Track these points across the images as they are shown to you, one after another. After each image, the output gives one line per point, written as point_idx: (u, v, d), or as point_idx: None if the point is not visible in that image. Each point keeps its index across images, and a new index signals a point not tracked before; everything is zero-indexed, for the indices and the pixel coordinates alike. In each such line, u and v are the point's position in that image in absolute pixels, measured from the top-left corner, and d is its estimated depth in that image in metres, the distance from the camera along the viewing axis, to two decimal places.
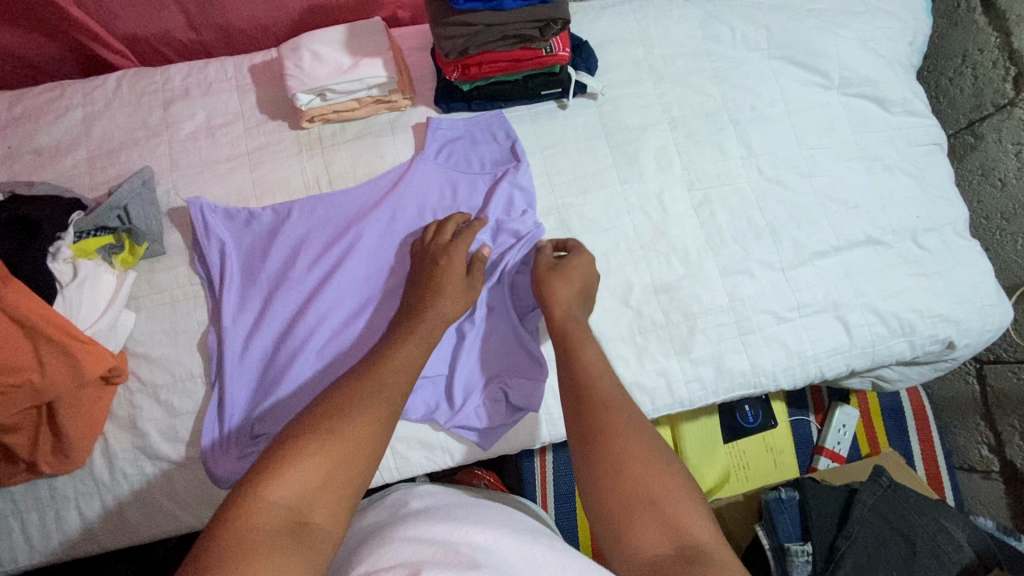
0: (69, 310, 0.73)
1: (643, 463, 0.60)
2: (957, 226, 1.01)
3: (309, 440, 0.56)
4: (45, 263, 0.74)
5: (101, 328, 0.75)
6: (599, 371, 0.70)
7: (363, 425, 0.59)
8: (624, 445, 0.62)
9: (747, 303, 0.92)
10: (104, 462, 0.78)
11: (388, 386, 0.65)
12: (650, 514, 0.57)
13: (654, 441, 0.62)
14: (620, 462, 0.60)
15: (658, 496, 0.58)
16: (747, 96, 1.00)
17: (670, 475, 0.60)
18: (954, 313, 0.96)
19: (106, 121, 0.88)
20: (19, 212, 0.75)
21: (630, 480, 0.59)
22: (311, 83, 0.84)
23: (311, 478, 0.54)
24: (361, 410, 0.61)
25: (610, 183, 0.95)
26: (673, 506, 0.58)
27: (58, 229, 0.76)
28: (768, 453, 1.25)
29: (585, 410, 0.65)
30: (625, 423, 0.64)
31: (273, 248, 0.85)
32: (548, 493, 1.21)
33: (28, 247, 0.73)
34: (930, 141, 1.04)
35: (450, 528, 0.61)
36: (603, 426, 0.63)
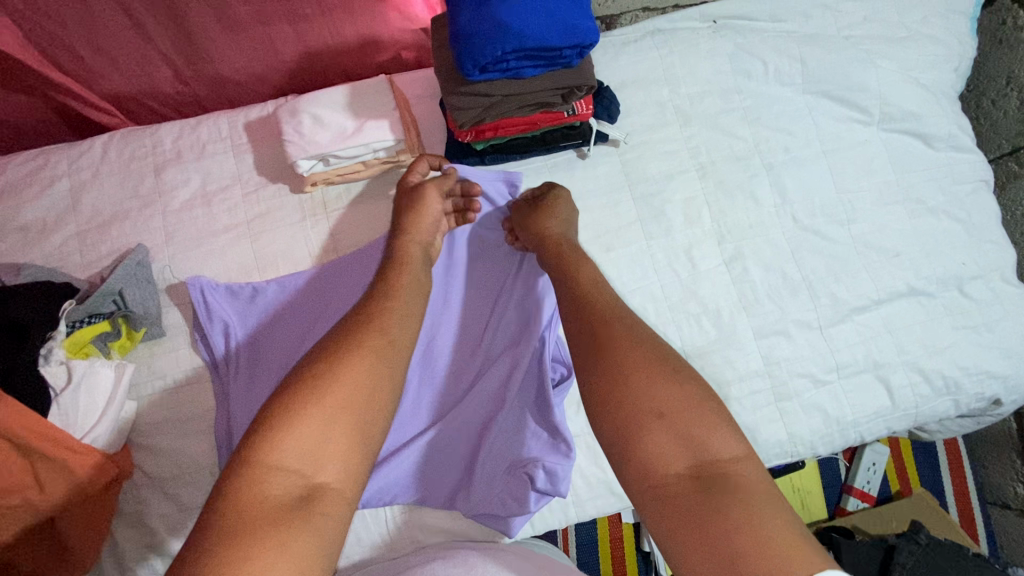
0: (67, 418, 0.68)
1: (655, 376, 0.55)
2: (1005, 272, 0.95)
3: (308, 391, 0.52)
4: (38, 369, 0.67)
5: (100, 433, 0.70)
6: (603, 296, 0.65)
7: (364, 372, 0.55)
8: (630, 359, 0.57)
9: (783, 366, 0.86)
10: (114, 562, 0.74)
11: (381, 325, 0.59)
12: (663, 428, 0.52)
13: (667, 353, 0.57)
14: (628, 375, 0.56)
15: (665, 408, 0.53)
16: (781, 136, 0.93)
17: (676, 386, 0.55)
18: (1002, 368, 0.90)
19: (94, 191, 0.82)
20: (6, 317, 0.67)
21: (638, 393, 0.54)
22: (313, 149, 0.77)
23: (313, 438, 0.50)
24: (358, 353, 0.56)
25: (635, 239, 0.89)
26: (688, 421, 0.52)
27: (48, 328, 0.69)
28: (796, 493, 1.21)
29: (593, 332, 0.60)
30: (634, 339, 0.59)
31: (280, 327, 0.80)
32: (570, 541, 1.18)
33: (15, 361, 0.65)
34: (976, 179, 0.97)
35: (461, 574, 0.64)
36: (604, 341, 0.59)
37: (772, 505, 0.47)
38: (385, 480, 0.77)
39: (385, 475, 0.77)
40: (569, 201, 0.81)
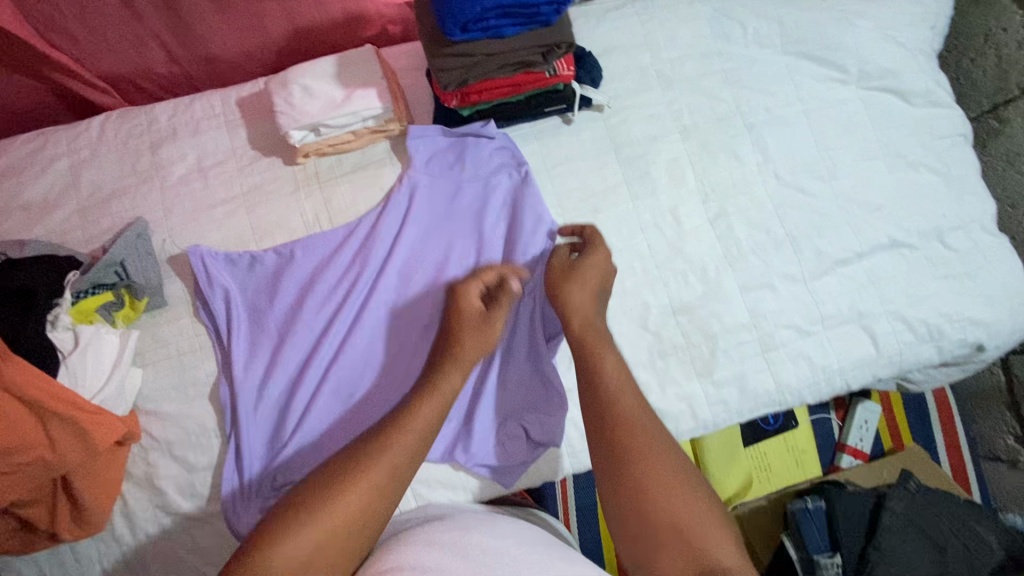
0: (75, 378, 0.71)
1: (668, 488, 0.58)
2: (984, 222, 0.97)
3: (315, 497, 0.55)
4: (45, 333, 0.71)
5: (108, 393, 0.73)
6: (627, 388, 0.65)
7: (358, 503, 0.56)
8: (647, 464, 0.59)
9: (769, 318, 0.89)
10: (125, 523, 0.77)
11: (391, 447, 0.59)
12: (678, 544, 0.56)
13: (681, 465, 0.60)
14: (645, 487, 0.58)
15: (683, 524, 0.56)
16: (762, 97, 0.95)
17: (687, 498, 0.58)
18: (983, 315, 0.93)
19: (93, 169, 0.85)
20: (12, 284, 0.71)
21: (654, 507, 0.57)
22: (304, 119, 0.80)
23: (310, 545, 0.53)
24: (357, 482, 0.57)
25: (621, 201, 0.91)
26: (699, 534, 0.56)
27: (54, 294, 0.73)
28: (790, 453, 1.24)
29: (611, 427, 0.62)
30: (653, 442, 0.61)
31: (278, 292, 0.82)
32: (570, 508, 1.19)
33: (25, 319, 0.70)
34: (955, 133, 0.99)
35: (461, 534, 0.64)
36: (626, 445, 0.61)
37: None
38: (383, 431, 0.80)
39: None
40: (605, 264, 0.78)
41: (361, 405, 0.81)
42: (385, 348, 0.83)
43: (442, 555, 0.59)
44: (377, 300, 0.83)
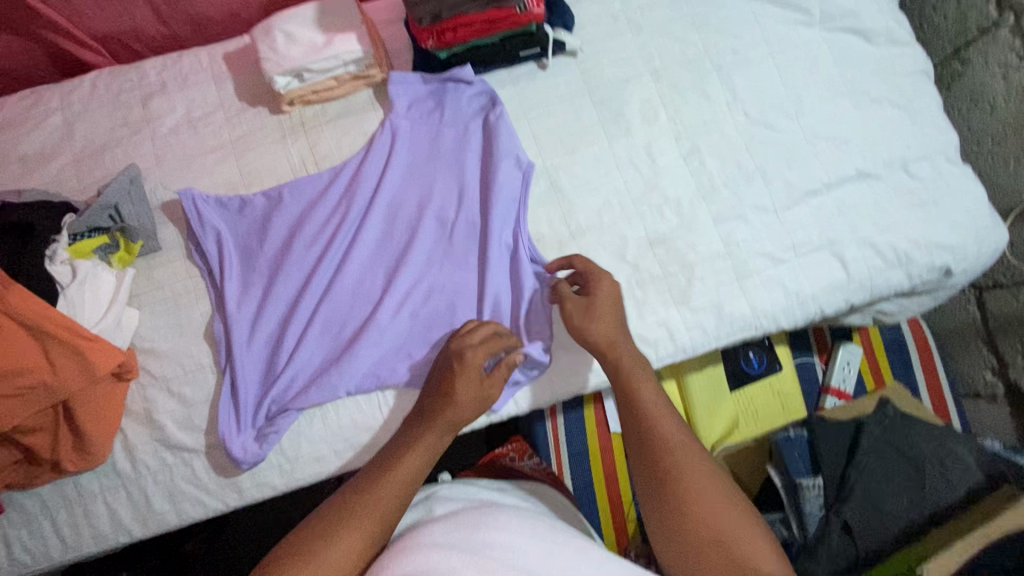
0: (73, 308, 0.75)
1: (710, 502, 0.63)
2: (948, 153, 1.00)
3: (309, 554, 0.62)
4: (45, 266, 0.75)
5: (106, 324, 0.77)
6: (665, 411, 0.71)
7: (346, 552, 0.63)
8: (688, 484, 0.65)
9: (743, 247, 0.92)
10: (126, 456, 0.80)
11: (379, 500, 0.66)
12: (718, 551, 0.61)
13: (719, 479, 0.66)
14: (688, 500, 0.64)
15: (723, 534, 0.62)
16: (729, 40, 0.99)
17: (727, 512, 0.63)
18: (949, 240, 0.96)
19: (87, 122, 0.88)
20: (12, 218, 0.76)
21: (694, 525, 0.63)
22: (287, 64, 0.84)
23: None
24: (349, 529, 0.64)
25: (597, 140, 0.94)
26: (739, 545, 0.61)
27: (52, 232, 0.78)
28: (776, 397, 1.27)
29: (650, 446, 0.68)
30: (694, 461, 0.66)
31: (268, 232, 0.85)
32: (563, 454, 1.23)
33: (26, 252, 0.75)
34: (917, 71, 1.03)
35: (466, 531, 0.63)
36: (666, 465, 0.67)
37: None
38: (372, 360, 0.83)
39: (371, 357, 0.83)
40: (611, 285, 0.81)
41: (351, 337, 0.84)
42: (374, 283, 0.86)
43: (446, 563, 0.58)
44: (364, 238, 0.86)
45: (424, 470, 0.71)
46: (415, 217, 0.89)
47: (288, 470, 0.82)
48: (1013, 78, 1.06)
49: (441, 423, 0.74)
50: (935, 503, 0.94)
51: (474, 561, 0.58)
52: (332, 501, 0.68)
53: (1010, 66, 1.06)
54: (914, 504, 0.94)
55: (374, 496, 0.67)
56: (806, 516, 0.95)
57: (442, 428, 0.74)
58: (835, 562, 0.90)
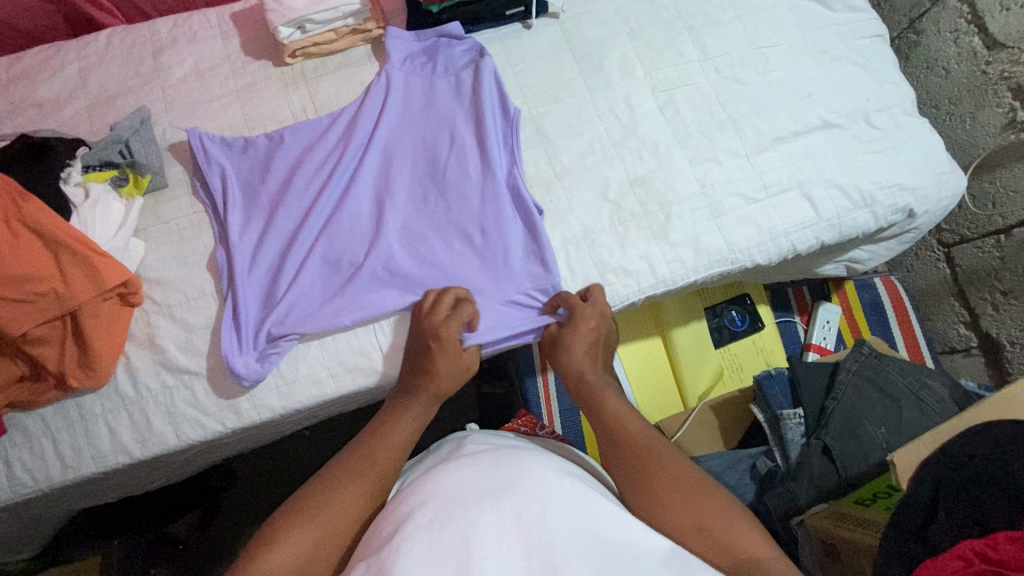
0: (84, 225, 0.80)
1: (685, 493, 0.63)
2: (906, 106, 1.07)
3: (313, 510, 0.61)
4: (59, 185, 0.80)
5: (115, 243, 0.82)
6: (633, 425, 0.73)
7: (353, 503, 0.62)
8: (664, 481, 0.64)
9: (717, 187, 0.98)
10: (128, 379, 0.82)
11: (378, 460, 0.67)
12: (702, 541, 0.59)
13: (690, 469, 0.65)
14: (661, 496, 0.63)
15: (704, 522, 0.60)
16: (698, 5, 1.08)
17: (708, 499, 0.62)
18: (911, 181, 1.02)
19: (100, 72, 0.94)
20: (31, 138, 0.83)
21: (672, 514, 0.61)
22: (290, 14, 0.91)
23: (301, 553, 0.57)
24: (353, 482, 0.64)
25: (578, 91, 1.01)
26: (722, 530, 0.59)
27: (66, 156, 0.84)
28: (759, 354, 1.30)
29: (621, 453, 0.69)
30: (665, 457, 0.67)
31: (270, 171, 0.91)
32: (553, 408, 1.25)
33: (42, 173, 0.81)
34: (872, 33, 1.11)
35: (489, 474, 0.61)
36: (640, 465, 0.67)
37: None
38: (366, 286, 0.87)
39: (368, 283, 0.87)
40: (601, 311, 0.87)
41: (349, 268, 0.88)
42: (370, 218, 0.91)
43: (463, 506, 0.56)
44: (361, 177, 0.91)
45: (412, 438, 0.73)
46: (408, 158, 0.94)
47: (286, 395, 0.85)
48: (963, 41, 1.15)
49: (430, 392, 0.79)
50: (915, 432, 0.95)
51: (495, 501, 0.56)
52: (321, 474, 0.67)
53: (959, 31, 1.15)
54: (894, 433, 0.95)
55: (374, 466, 0.67)
56: (789, 445, 0.99)
57: (428, 398, 0.79)
58: (817, 486, 0.92)
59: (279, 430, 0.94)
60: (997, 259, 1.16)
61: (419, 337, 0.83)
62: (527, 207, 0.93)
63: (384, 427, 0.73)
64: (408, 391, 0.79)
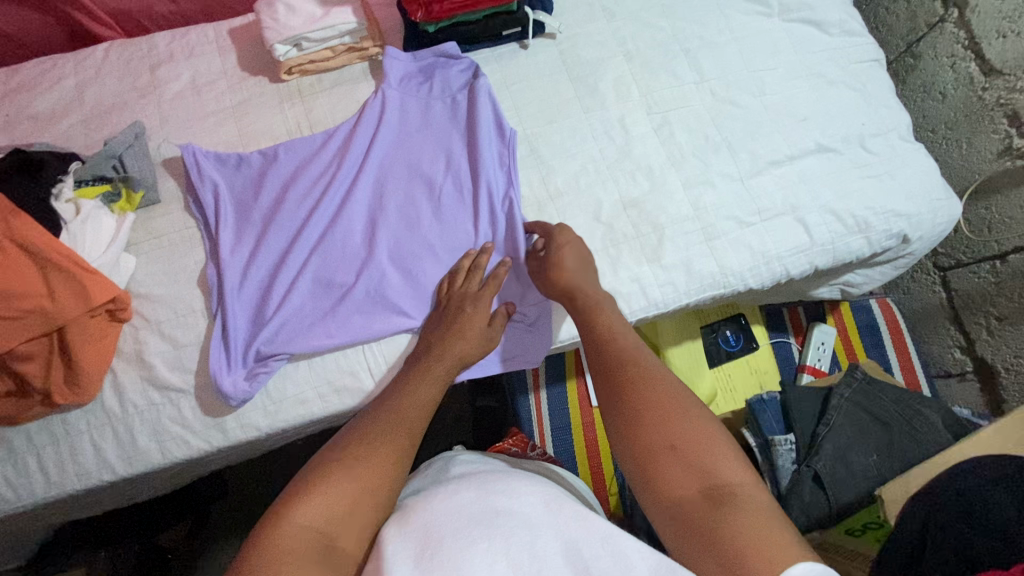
0: (75, 242, 0.80)
1: (666, 412, 0.61)
2: (902, 132, 1.07)
3: (346, 464, 0.60)
4: (50, 203, 0.80)
5: (104, 260, 0.82)
6: (647, 359, 0.68)
7: (388, 453, 0.62)
8: (646, 398, 0.63)
9: (711, 210, 0.98)
10: (115, 395, 0.82)
11: (406, 416, 0.68)
12: (675, 460, 0.58)
13: (675, 389, 0.64)
14: (642, 410, 0.62)
15: (679, 441, 0.59)
16: (695, 27, 1.08)
17: (688, 420, 0.61)
18: (906, 208, 1.01)
19: (97, 86, 0.94)
20: (22, 155, 0.82)
21: (649, 431, 0.60)
22: (287, 33, 0.92)
23: (338, 505, 0.57)
24: (386, 435, 0.65)
25: (574, 112, 1.01)
26: (698, 453, 0.58)
27: (59, 172, 0.84)
28: (754, 375, 1.30)
29: (610, 366, 0.68)
30: (654, 375, 0.65)
31: (263, 187, 0.91)
32: (545, 427, 1.24)
33: (31, 189, 0.80)
34: (869, 58, 1.11)
35: (483, 499, 0.59)
36: (626, 378, 0.66)
37: (760, 507, 0.54)
38: (356, 305, 0.87)
39: (360, 303, 0.87)
40: (574, 241, 0.86)
41: (340, 287, 0.88)
42: (361, 237, 0.91)
43: (454, 533, 0.54)
44: (355, 195, 0.91)
45: (438, 400, 0.73)
46: (402, 176, 0.94)
47: (272, 413, 0.84)
48: (960, 67, 1.15)
49: (453, 358, 0.78)
50: (905, 461, 0.94)
51: (488, 529, 0.54)
52: (348, 430, 0.67)
53: (956, 56, 1.15)
54: (884, 459, 0.94)
55: (405, 421, 0.67)
56: (780, 472, 0.98)
57: (450, 361, 0.78)
58: (808, 513, 0.91)
59: (266, 448, 0.94)
60: (993, 284, 1.16)
61: (439, 305, 0.86)
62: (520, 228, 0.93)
63: (410, 388, 0.73)
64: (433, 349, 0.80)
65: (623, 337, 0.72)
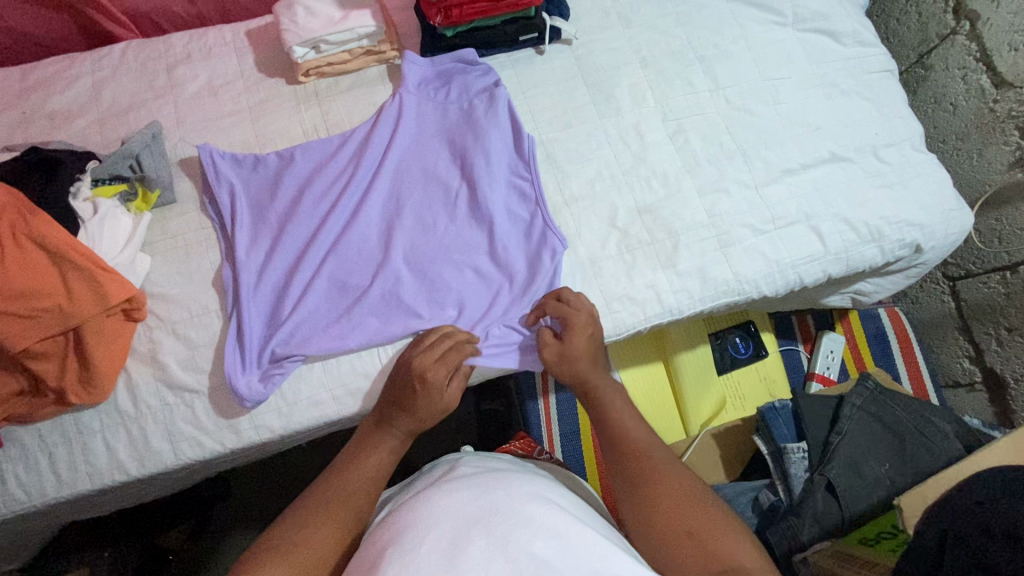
0: (92, 240, 0.80)
1: (680, 501, 0.62)
2: (914, 142, 1.08)
3: (291, 543, 0.59)
4: (68, 199, 0.81)
5: (120, 260, 0.82)
6: (659, 449, 0.69)
7: (330, 537, 0.60)
8: (662, 486, 0.64)
9: (725, 218, 0.98)
10: (128, 395, 0.81)
11: (355, 489, 0.65)
12: (690, 546, 0.58)
13: (688, 478, 0.65)
14: (657, 494, 0.63)
15: (694, 527, 0.60)
16: (710, 35, 1.09)
17: (702, 508, 0.61)
18: (919, 218, 1.02)
19: (113, 85, 0.94)
20: (42, 151, 0.83)
21: (665, 516, 0.61)
22: (306, 35, 0.92)
23: None
24: (329, 515, 0.62)
25: (590, 118, 1.01)
26: (713, 539, 0.59)
27: (77, 169, 0.84)
28: (762, 382, 1.29)
29: (622, 449, 0.69)
30: (667, 461, 0.67)
31: (279, 190, 0.91)
32: (554, 433, 1.24)
33: (49, 186, 0.81)
34: (882, 68, 1.12)
35: (483, 502, 0.58)
36: (639, 464, 0.67)
37: None
38: (370, 308, 0.87)
39: (375, 306, 0.87)
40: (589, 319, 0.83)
41: (354, 291, 0.88)
42: (377, 241, 0.91)
43: (451, 530, 0.54)
44: (372, 198, 0.91)
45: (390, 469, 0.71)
46: (419, 180, 0.94)
47: (286, 415, 0.84)
48: (972, 79, 1.16)
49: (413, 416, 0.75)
50: (919, 471, 0.93)
51: (486, 529, 0.54)
52: (294, 503, 0.64)
53: (968, 69, 1.16)
54: (897, 469, 0.94)
55: (353, 495, 0.65)
56: (792, 481, 0.99)
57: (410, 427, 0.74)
58: (820, 522, 0.91)
59: (276, 451, 0.93)
60: (1003, 295, 1.16)
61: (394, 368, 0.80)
62: (537, 232, 0.93)
63: (365, 452, 0.70)
64: (381, 423, 0.74)
65: (635, 424, 0.72)
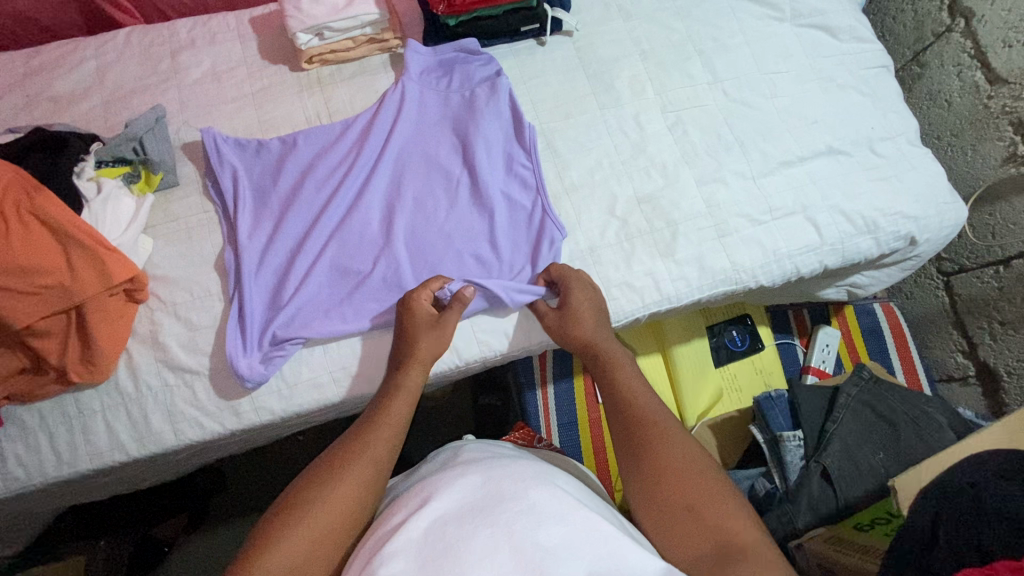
0: (96, 220, 0.81)
1: (681, 475, 0.63)
2: (910, 136, 1.09)
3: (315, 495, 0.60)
4: (72, 178, 0.82)
5: (122, 240, 0.83)
6: (664, 420, 0.69)
7: (355, 485, 0.61)
8: (664, 461, 0.64)
9: (723, 207, 0.99)
10: (129, 375, 0.82)
11: (375, 441, 0.66)
12: (689, 521, 0.60)
13: (690, 450, 0.65)
14: (660, 468, 0.64)
15: (694, 502, 0.61)
16: (709, 29, 1.10)
17: (702, 481, 0.62)
18: (913, 210, 1.03)
19: (117, 70, 0.95)
20: (49, 131, 0.84)
21: (666, 491, 0.62)
22: (310, 22, 0.93)
23: (306, 543, 0.56)
24: (350, 470, 0.62)
25: (590, 108, 1.02)
26: (712, 512, 0.60)
27: (82, 150, 0.85)
28: (759, 375, 1.30)
29: (628, 423, 0.69)
30: (672, 433, 0.67)
31: (282, 174, 0.91)
32: (552, 422, 1.24)
33: (56, 163, 0.82)
34: (878, 64, 1.13)
35: (487, 488, 0.57)
36: (644, 437, 0.67)
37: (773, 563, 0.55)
38: (371, 291, 0.87)
39: (376, 289, 0.87)
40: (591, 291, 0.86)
41: (357, 275, 0.88)
42: (379, 226, 0.91)
43: (456, 520, 0.54)
44: (374, 183, 0.92)
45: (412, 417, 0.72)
46: (420, 167, 0.95)
47: (287, 398, 0.84)
48: (966, 75, 1.17)
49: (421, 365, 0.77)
50: (912, 459, 0.94)
51: (489, 517, 0.54)
52: (316, 461, 0.65)
53: (962, 65, 1.18)
54: (891, 457, 0.95)
55: (374, 443, 0.66)
56: (788, 467, 0.99)
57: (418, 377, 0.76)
58: (815, 509, 0.92)
59: (276, 434, 0.93)
60: (996, 289, 1.18)
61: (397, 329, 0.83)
62: (537, 219, 0.94)
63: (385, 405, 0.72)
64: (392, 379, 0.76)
65: (641, 395, 0.73)
